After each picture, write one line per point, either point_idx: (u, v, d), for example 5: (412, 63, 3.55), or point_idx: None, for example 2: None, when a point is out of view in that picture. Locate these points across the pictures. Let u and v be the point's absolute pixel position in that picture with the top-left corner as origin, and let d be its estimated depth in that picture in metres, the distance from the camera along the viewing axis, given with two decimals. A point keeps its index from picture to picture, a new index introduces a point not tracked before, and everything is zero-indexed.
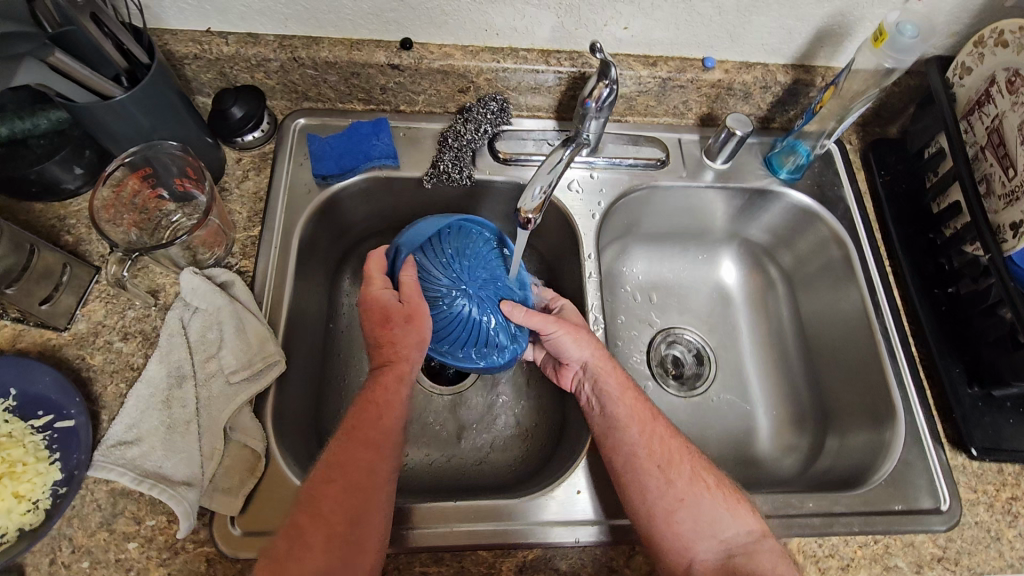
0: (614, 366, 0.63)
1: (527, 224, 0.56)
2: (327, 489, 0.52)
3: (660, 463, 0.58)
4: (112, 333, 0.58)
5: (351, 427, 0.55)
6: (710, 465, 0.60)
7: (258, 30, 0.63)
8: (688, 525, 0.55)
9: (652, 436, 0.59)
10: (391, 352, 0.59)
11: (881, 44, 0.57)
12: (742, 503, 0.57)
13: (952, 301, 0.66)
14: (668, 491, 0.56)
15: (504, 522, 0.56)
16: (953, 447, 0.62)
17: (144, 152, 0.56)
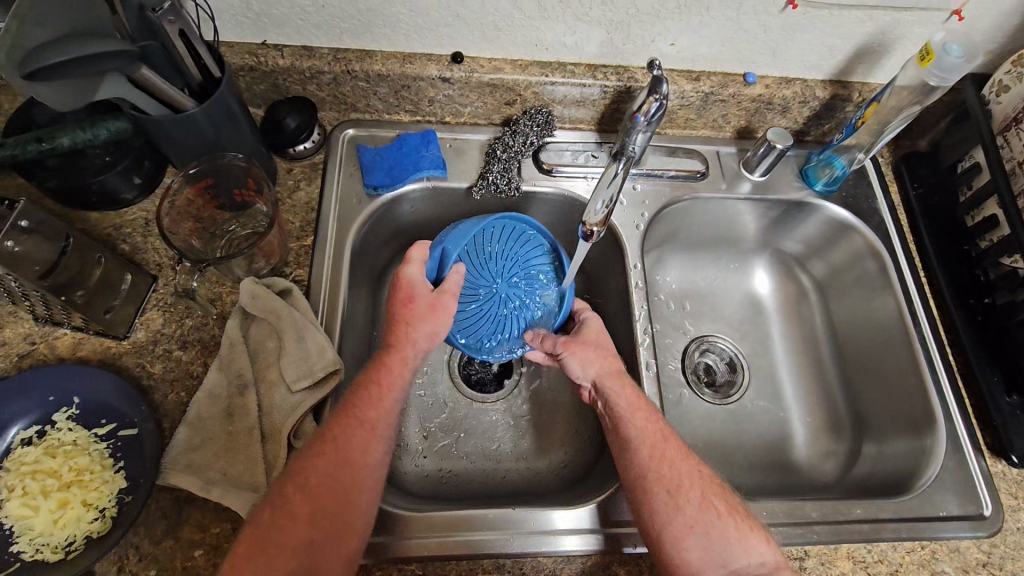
0: (623, 382, 0.60)
1: (591, 236, 0.61)
2: (316, 462, 0.51)
3: (667, 488, 0.54)
4: (171, 342, 0.58)
5: (351, 403, 0.54)
6: (724, 491, 0.56)
7: (312, 43, 0.64)
8: (698, 553, 0.52)
9: (661, 459, 0.56)
10: (403, 335, 0.58)
11: (927, 63, 0.59)
12: (756, 534, 0.53)
13: (987, 312, 0.68)
14: (676, 518, 0.53)
15: (505, 530, 0.57)
16: (993, 455, 0.64)
17: (210, 163, 0.57)
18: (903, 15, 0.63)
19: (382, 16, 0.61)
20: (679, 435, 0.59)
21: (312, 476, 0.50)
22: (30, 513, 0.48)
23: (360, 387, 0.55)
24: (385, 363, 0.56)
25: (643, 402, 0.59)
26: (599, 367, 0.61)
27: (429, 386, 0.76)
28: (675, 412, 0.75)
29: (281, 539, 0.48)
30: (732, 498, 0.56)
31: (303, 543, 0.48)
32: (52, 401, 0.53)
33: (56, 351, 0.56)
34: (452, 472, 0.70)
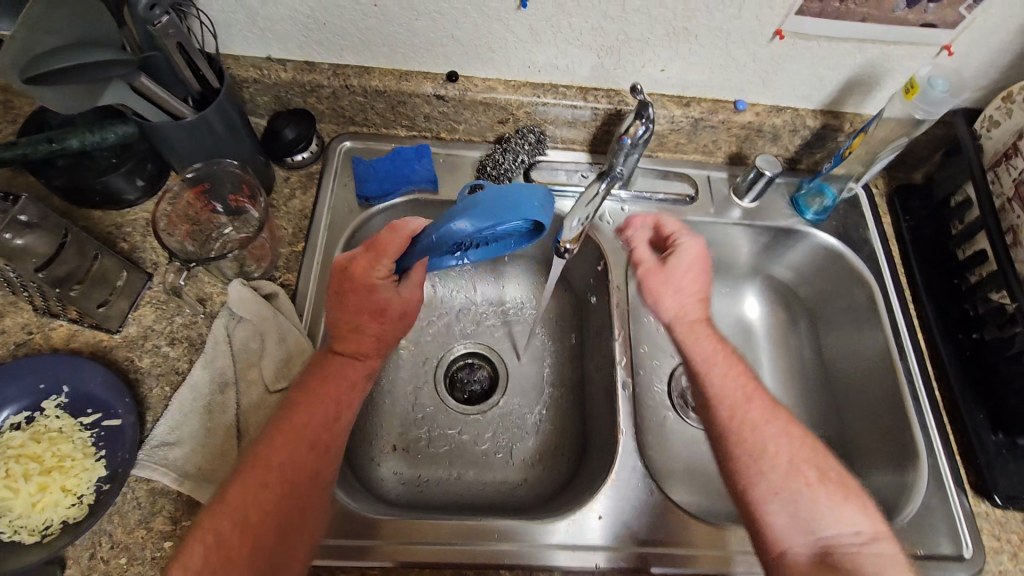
0: (704, 335, 0.60)
1: (564, 253, 0.61)
2: (260, 492, 0.49)
3: (749, 449, 0.53)
4: (160, 337, 0.60)
5: (295, 422, 0.52)
6: (818, 457, 0.53)
7: (314, 58, 0.67)
8: (783, 517, 0.51)
9: (741, 420, 0.55)
10: (358, 343, 0.57)
11: (913, 96, 0.60)
12: (849, 502, 0.51)
13: (976, 347, 0.67)
14: (759, 481, 0.52)
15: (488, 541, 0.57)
16: (976, 494, 0.62)
17: (206, 168, 0.60)
18: (891, 48, 0.64)
19: (381, 35, 0.64)
20: (765, 394, 0.57)
21: (263, 496, 0.49)
22: (11, 495, 0.50)
23: (307, 403, 0.53)
24: (334, 375, 0.56)
25: (724, 359, 0.59)
26: (680, 314, 0.62)
27: (412, 394, 0.77)
28: (658, 434, 0.75)
29: (217, 565, 0.46)
30: (827, 464, 0.53)
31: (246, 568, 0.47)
32: (42, 388, 0.55)
33: (51, 341, 0.59)
34: (434, 480, 0.71)
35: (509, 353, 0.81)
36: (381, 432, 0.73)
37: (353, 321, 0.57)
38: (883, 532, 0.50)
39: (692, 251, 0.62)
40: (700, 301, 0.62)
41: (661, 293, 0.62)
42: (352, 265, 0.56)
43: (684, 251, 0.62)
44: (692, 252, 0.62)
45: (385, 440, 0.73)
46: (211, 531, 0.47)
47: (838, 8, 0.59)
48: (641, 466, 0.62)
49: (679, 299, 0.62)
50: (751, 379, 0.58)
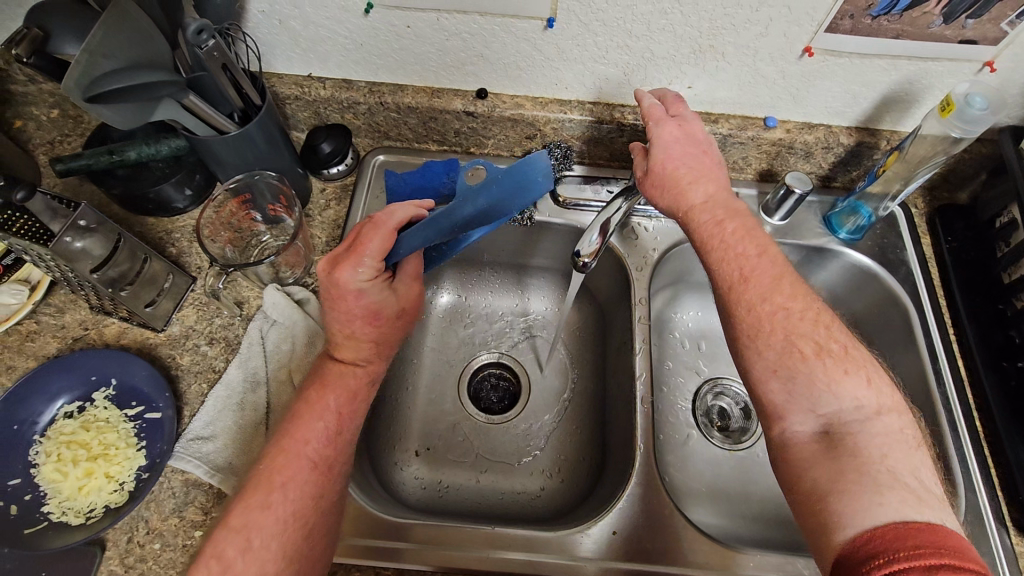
0: (703, 216, 0.57)
1: (584, 269, 0.60)
2: (263, 515, 0.50)
3: (745, 330, 0.52)
4: (200, 337, 0.64)
5: (297, 435, 0.54)
6: (817, 331, 0.50)
7: (352, 77, 0.71)
8: (783, 396, 0.49)
9: (738, 300, 0.53)
10: (366, 353, 0.59)
11: (948, 114, 0.58)
12: (851, 374, 0.48)
13: (1022, 376, 0.63)
14: (757, 362, 0.51)
15: (502, 549, 0.57)
16: (1019, 533, 0.58)
17: (245, 180, 0.64)
18: (930, 64, 0.62)
19: (414, 54, 0.67)
20: (767, 266, 0.54)
21: (270, 508, 0.50)
22: (60, 478, 0.55)
23: (308, 414, 0.55)
24: (331, 384, 0.57)
25: (722, 236, 0.56)
26: (677, 196, 0.58)
27: (435, 401, 0.78)
28: (680, 452, 0.74)
29: None
30: (828, 337, 0.50)
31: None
32: (93, 381, 0.60)
33: (104, 337, 0.63)
34: (454, 487, 0.72)
35: (531, 365, 0.82)
36: (404, 437, 0.75)
37: (347, 328, 0.57)
38: (887, 407, 0.48)
39: (673, 131, 0.59)
40: (694, 179, 0.58)
41: (655, 187, 0.60)
42: (335, 272, 0.54)
43: (667, 138, 0.59)
44: (675, 130, 0.59)
45: (407, 444, 0.74)
46: (217, 553, 0.48)
47: (869, 25, 0.58)
48: (657, 483, 0.61)
49: (673, 184, 0.58)
50: (752, 250, 0.55)
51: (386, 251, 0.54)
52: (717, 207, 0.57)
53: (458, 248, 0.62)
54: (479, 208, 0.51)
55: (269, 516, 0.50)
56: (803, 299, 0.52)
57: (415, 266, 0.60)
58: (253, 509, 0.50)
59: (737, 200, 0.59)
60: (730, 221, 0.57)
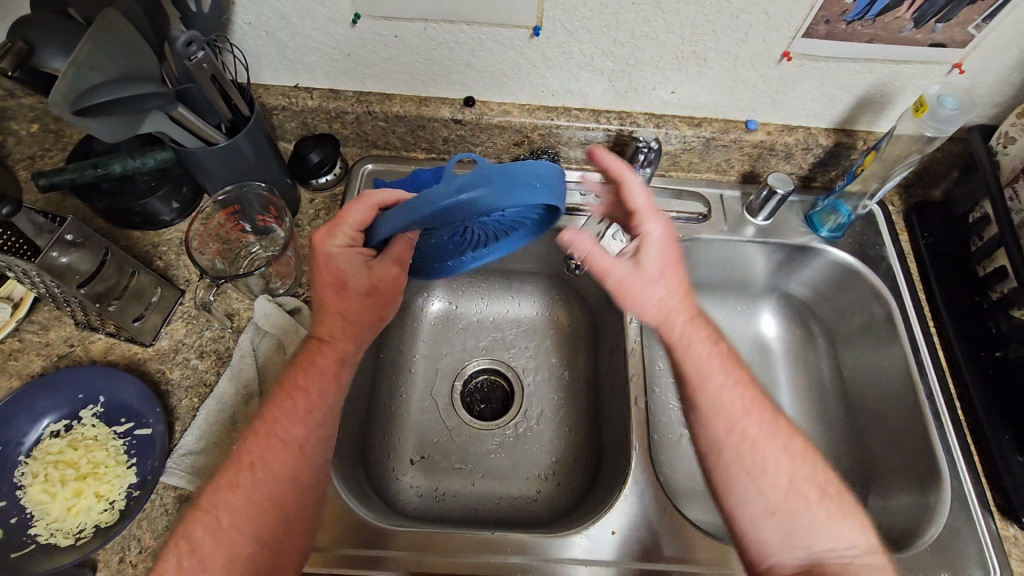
0: (694, 340, 0.57)
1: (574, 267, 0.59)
2: (230, 496, 0.52)
3: (744, 468, 0.54)
4: (190, 351, 0.63)
5: (277, 431, 0.55)
6: (808, 470, 0.54)
7: (339, 87, 0.71)
8: (778, 535, 0.52)
9: (734, 437, 0.55)
10: (332, 328, 0.59)
11: (922, 114, 0.60)
12: (847, 518, 0.53)
13: (1000, 365, 0.66)
14: (753, 501, 0.53)
15: (500, 553, 0.57)
16: (1003, 517, 0.60)
17: (236, 191, 0.63)
18: (902, 67, 0.64)
19: (400, 63, 0.67)
20: (755, 398, 0.56)
21: (239, 487, 0.52)
22: (48, 499, 0.54)
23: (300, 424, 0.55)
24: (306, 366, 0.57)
25: (714, 365, 0.57)
26: (671, 315, 0.57)
27: (429, 409, 0.78)
28: (673, 451, 0.75)
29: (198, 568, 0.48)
30: (824, 478, 0.54)
31: (236, 565, 0.50)
32: (80, 399, 0.58)
33: (90, 353, 0.62)
34: (450, 493, 0.72)
35: (524, 370, 0.82)
36: (399, 447, 0.74)
37: (321, 298, 0.58)
38: (876, 546, 0.52)
39: (661, 239, 0.55)
40: (685, 300, 0.58)
41: (633, 293, 0.56)
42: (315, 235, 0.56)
43: (654, 244, 0.55)
44: (663, 238, 0.55)
45: (403, 453, 0.74)
46: (187, 533, 0.50)
47: (844, 30, 0.60)
48: (654, 482, 0.62)
49: (653, 287, 0.56)
50: (737, 377, 0.57)
51: (364, 223, 0.55)
52: (708, 331, 0.58)
53: (457, 241, 0.60)
54: (472, 202, 0.44)
55: (238, 498, 0.52)
56: (789, 432, 0.56)
57: (403, 248, 0.59)
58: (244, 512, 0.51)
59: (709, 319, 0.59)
60: (714, 344, 0.58)
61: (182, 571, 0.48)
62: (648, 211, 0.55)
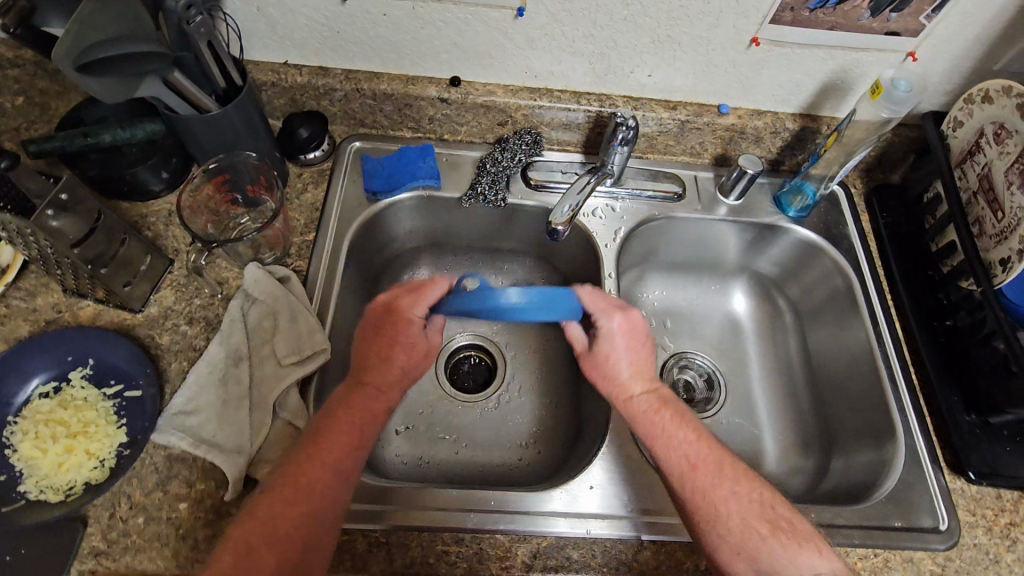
0: (640, 410, 0.61)
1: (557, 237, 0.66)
2: (289, 509, 0.50)
3: (703, 517, 0.54)
4: (179, 317, 0.64)
5: (324, 440, 0.54)
6: (767, 510, 0.54)
7: (328, 64, 0.73)
8: (750, 573, 0.52)
9: (691, 488, 0.56)
10: (383, 379, 0.60)
11: (878, 96, 0.65)
12: (805, 548, 0.52)
13: (950, 333, 0.70)
14: (720, 546, 0.53)
15: (484, 508, 0.59)
16: (951, 471, 0.65)
17: (228, 159, 0.65)
18: (861, 54, 0.69)
19: (389, 42, 0.69)
20: (707, 451, 0.57)
21: (298, 502, 0.51)
22: (39, 455, 0.55)
23: (338, 425, 0.56)
24: (357, 405, 0.58)
25: (663, 424, 0.59)
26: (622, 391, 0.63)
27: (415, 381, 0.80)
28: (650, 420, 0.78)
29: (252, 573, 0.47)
30: (777, 513, 0.54)
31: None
32: (69, 360, 0.59)
33: (78, 319, 0.63)
34: (433, 461, 0.74)
35: (507, 346, 0.85)
36: None
37: (383, 354, 0.61)
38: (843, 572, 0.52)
39: (619, 330, 0.63)
40: (634, 374, 0.63)
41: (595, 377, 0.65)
42: (396, 302, 0.62)
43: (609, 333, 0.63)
44: (621, 330, 0.63)
45: (389, 423, 0.76)
46: (245, 538, 0.49)
47: (807, 17, 0.64)
48: (631, 443, 0.65)
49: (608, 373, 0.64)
50: (690, 434, 0.59)
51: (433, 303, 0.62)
52: (656, 396, 0.62)
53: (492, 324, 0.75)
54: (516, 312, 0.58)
55: (298, 510, 0.50)
56: (746, 478, 0.56)
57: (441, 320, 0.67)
58: (280, 501, 0.51)
59: (664, 386, 0.64)
60: (664, 406, 0.61)
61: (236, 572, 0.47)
62: (603, 308, 0.63)
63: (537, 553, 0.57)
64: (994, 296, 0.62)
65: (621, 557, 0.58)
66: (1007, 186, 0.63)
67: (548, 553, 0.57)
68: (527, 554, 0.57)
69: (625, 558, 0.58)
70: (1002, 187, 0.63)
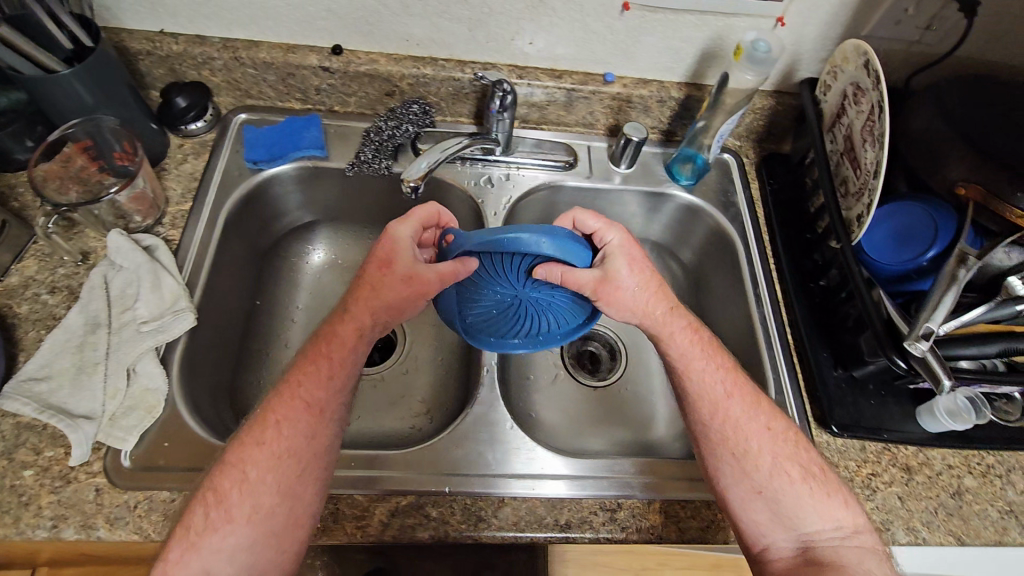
0: (677, 331, 0.62)
1: (413, 194, 0.65)
2: (257, 452, 0.53)
3: (735, 454, 0.58)
4: (41, 287, 0.63)
5: (294, 379, 0.57)
6: (802, 454, 0.58)
7: (205, 32, 0.72)
8: (765, 515, 0.56)
9: (724, 419, 0.59)
10: (365, 297, 0.59)
11: (740, 57, 0.67)
12: (835, 498, 0.56)
13: (824, 294, 0.71)
14: (743, 483, 0.57)
15: (346, 469, 0.58)
16: (818, 426, 0.66)
17: (84, 125, 0.64)
18: (733, 20, 0.70)
19: (263, 9, 0.69)
20: (746, 389, 0.61)
21: (263, 444, 0.53)
22: None
23: (308, 362, 0.58)
24: (329, 351, 0.58)
25: (702, 356, 0.62)
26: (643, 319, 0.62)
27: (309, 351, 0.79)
28: (545, 388, 0.80)
29: (226, 520, 0.50)
30: (808, 460, 0.58)
31: (262, 516, 0.51)
32: None
33: None
34: None
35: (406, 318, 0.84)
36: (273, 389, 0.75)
37: (366, 278, 0.60)
38: (863, 527, 0.55)
39: (621, 243, 0.61)
40: (657, 296, 0.62)
41: (612, 299, 0.60)
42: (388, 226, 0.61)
43: (611, 250, 0.61)
44: (624, 244, 0.61)
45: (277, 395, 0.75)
46: (216, 488, 0.51)
47: None
48: (499, 405, 0.65)
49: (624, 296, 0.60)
50: (724, 369, 0.62)
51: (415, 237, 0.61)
52: (690, 323, 0.63)
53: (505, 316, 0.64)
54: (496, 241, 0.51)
55: (263, 452, 0.53)
56: (783, 421, 0.60)
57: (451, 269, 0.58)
58: (246, 446, 0.53)
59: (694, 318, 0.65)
60: (694, 336, 0.63)
61: (208, 522, 0.50)
62: (602, 227, 0.61)
63: (396, 512, 0.57)
64: (853, 255, 0.64)
65: (481, 513, 0.58)
66: (863, 144, 0.64)
67: (407, 511, 0.57)
68: (386, 513, 0.57)
69: (485, 514, 0.58)
70: (859, 146, 0.65)
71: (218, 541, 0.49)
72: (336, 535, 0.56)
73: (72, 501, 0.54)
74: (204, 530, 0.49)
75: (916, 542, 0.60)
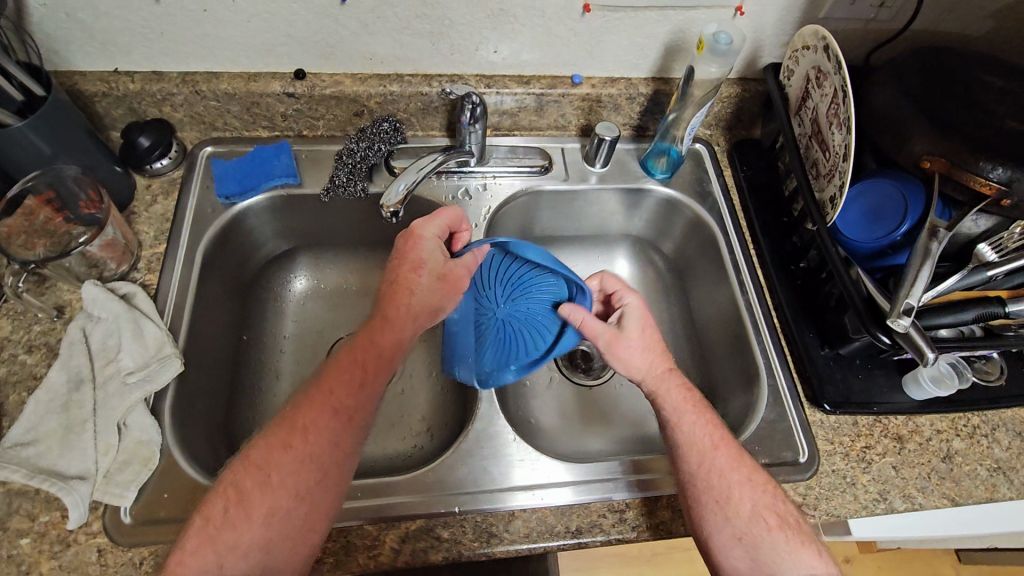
0: (670, 384, 0.59)
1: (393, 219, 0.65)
2: (283, 455, 0.51)
3: (716, 500, 0.54)
4: (17, 346, 0.61)
5: (325, 387, 0.54)
6: (778, 501, 0.55)
7: (161, 67, 0.70)
8: (745, 562, 0.53)
9: (710, 469, 0.55)
10: (399, 298, 0.58)
11: (703, 50, 0.67)
12: (807, 547, 0.52)
13: (806, 275, 0.73)
14: (725, 527, 0.54)
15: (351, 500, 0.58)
16: (811, 406, 0.67)
17: (44, 176, 0.62)
18: (693, 13, 0.70)
19: (220, 40, 0.68)
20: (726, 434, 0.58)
21: (292, 448, 0.52)
22: None
23: (337, 369, 0.55)
24: (367, 360, 0.56)
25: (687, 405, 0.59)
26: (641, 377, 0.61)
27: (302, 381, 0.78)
28: (542, 393, 0.81)
29: (242, 518, 0.49)
30: (785, 508, 0.54)
31: (277, 518, 0.50)
32: None
33: None
34: None
35: None
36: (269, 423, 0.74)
37: (402, 273, 0.60)
38: None
39: (637, 306, 0.64)
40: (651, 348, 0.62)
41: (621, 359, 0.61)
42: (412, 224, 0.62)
43: (629, 310, 0.64)
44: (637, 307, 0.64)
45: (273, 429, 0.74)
46: (237, 485, 0.51)
47: None
48: (499, 419, 0.65)
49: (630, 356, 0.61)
50: (702, 415, 0.58)
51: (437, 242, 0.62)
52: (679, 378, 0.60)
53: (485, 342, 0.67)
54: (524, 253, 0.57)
55: (290, 456, 0.51)
56: (762, 471, 0.56)
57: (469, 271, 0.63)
58: (274, 449, 0.52)
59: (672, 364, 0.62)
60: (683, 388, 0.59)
61: (228, 517, 0.49)
62: (621, 288, 0.65)
63: (407, 537, 0.57)
64: (828, 236, 0.66)
65: (492, 529, 0.58)
66: (830, 127, 0.65)
67: (418, 535, 0.57)
68: (396, 539, 0.57)
69: (495, 529, 0.58)
70: (826, 129, 0.66)
71: (235, 539, 0.49)
72: (349, 568, 0.55)
73: (73, 564, 0.52)
74: (223, 525, 0.49)
75: (914, 509, 0.62)
